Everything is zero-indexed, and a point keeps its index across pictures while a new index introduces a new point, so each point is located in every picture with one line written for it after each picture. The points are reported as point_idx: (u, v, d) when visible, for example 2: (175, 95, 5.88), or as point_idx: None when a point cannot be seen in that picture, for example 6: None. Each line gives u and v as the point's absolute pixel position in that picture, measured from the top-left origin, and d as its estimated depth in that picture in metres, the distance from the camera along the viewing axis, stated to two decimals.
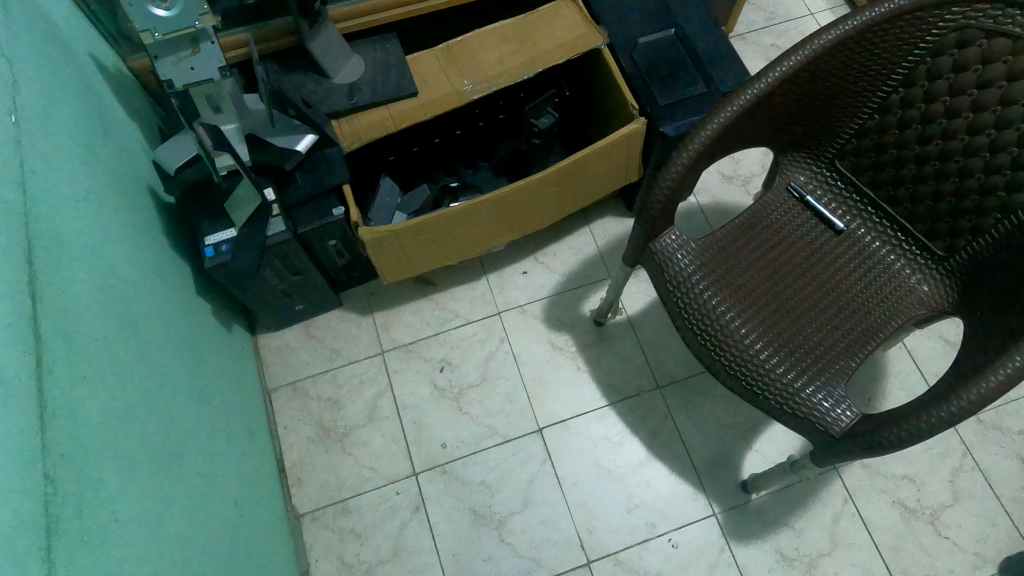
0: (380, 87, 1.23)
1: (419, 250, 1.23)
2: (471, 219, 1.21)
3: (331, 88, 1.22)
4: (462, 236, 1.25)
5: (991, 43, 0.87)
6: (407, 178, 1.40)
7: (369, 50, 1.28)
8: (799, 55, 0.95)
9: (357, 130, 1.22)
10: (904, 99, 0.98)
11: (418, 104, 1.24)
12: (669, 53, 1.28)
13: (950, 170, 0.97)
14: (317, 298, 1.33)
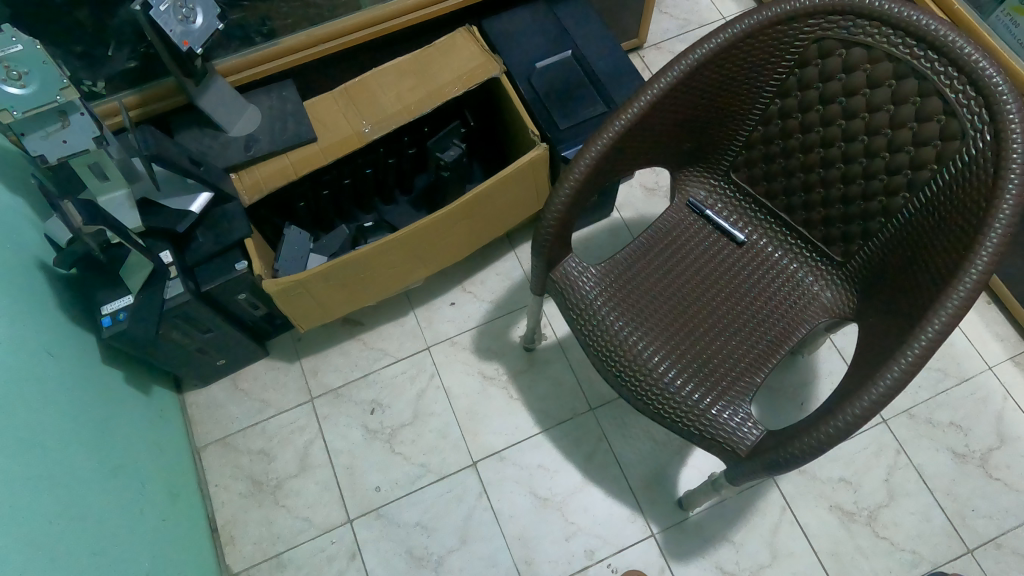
0: (277, 135, 1.24)
1: (331, 296, 1.22)
2: (384, 259, 1.20)
3: (227, 142, 1.23)
4: (375, 277, 1.23)
5: (850, 52, 0.89)
6: (326, 220, 1.40)
7: (266, 99, 1.28)
8: (672, 74, 0.95)
9: (258, 180, 1.23)
10: (781, 109, 0.98)
11: (317, 149, 1.25)
12: (567, 76, 1.29)
13: (834, 177, 0.98)
14: (238, 351, 1.33)
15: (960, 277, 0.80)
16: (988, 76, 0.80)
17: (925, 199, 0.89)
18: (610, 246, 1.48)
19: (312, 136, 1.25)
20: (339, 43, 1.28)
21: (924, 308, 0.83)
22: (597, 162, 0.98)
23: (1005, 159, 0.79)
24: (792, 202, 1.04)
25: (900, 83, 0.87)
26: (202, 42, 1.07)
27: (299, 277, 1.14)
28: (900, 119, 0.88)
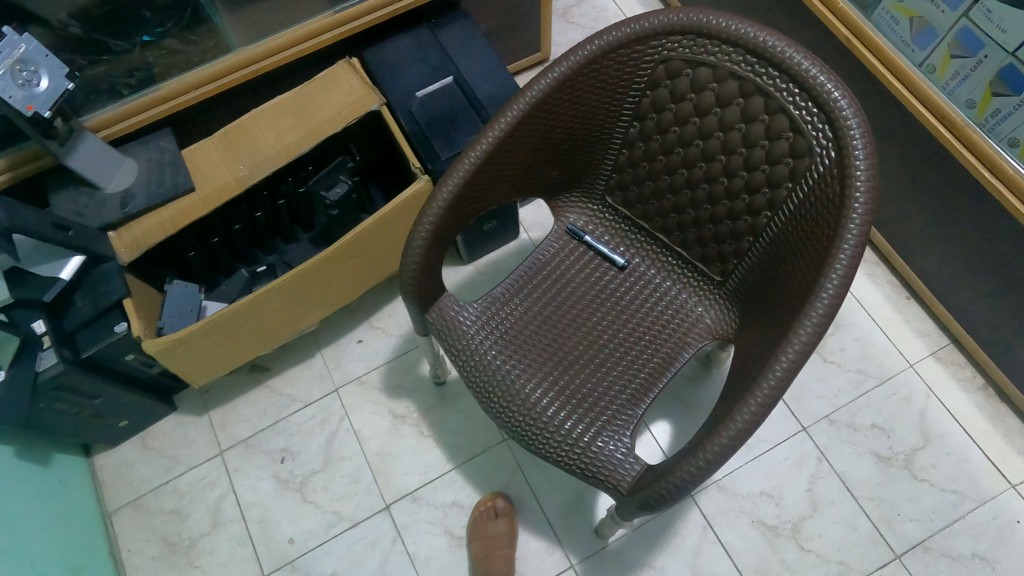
0: (154, 188, 1.21)
1: (217, 348, 1.20)
2: (270, 307, 1.19)
3: (104, 200, 1.19)
4: (261, 325, 1.22)
5: (696, 72, 0.85)
6: (225, 266, 1.39)
7: (143, 151, 1.25)
8: (521, 105, 0.91)
9: (136, 237, 1.20)
10: (641, 132, 0.94)
11: (197, 199, 1.23)
12: (448, 103, 1.27)
13: (701, 197, 0.94)
14: (139, 411, 1.32)
15: (814, 300, 0.77)
16: (827, 92, 0.78)
17: (784, 217, 0.85)
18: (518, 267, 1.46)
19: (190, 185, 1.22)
20: (213, 86, 1.21)
21: (783, 333, 0.80)
22: (454, 198, 0.94)
23: (850, 178, 0.77)
24: (667, 223, 1.01)
25: (747, 99, 0.83)
26: (49, 104, 1.01)
27: (181, 335, 1.12)
28: (751, 138, 0.85)
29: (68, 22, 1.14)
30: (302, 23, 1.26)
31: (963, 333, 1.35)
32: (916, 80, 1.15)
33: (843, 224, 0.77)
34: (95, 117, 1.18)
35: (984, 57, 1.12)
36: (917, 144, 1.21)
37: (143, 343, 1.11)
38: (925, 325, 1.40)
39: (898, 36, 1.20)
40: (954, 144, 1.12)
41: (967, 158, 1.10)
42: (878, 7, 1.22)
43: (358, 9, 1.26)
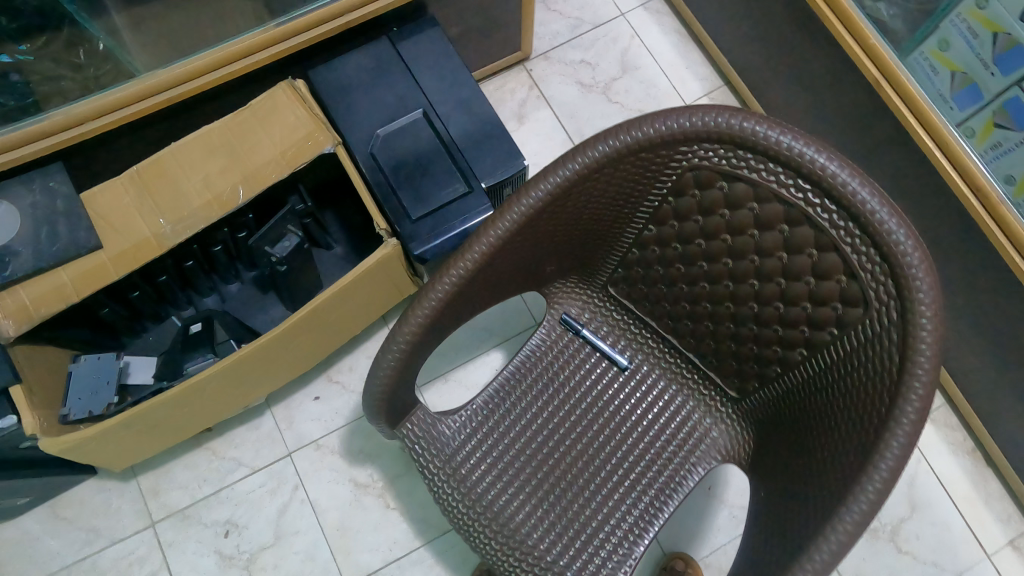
0: (45, 245, 1.01)
1: (143, 434, 1.07)
2: (203, 389, 1.04)
3: None
4: (197, 407, 1.07)
5: (732, 186, 0.71)
6: (149, 313, 1.23)
7: (27, 195, 1.03)
8: (518, 208, 0.76)
9: (26, 304, 1.00)
10: (658, 236, 0.79)
11: (103, 260, 1.03)
12: (416, 143, 1.08)
13: (723, 313, 0.81)
14: (46, 483, 1.18)
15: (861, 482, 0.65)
16: (894, 241, 0.65)
17: (822, 362, 0.74)
18: (499, 323, 1.27)
19: (95, 243, 1.03)
20: (117, 116, 0.99)
21: (818, 506, 0.69)
22: (437, 310, 0.79)
23: (913, 346, 0.65)
24: (680, 327, 0.87)
25: (792, 228, 0.69)
26: None
27: (88, 434, 0.97)
28: (792, 271, 0.72)
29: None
30: (230, 41, 1.04)
31: (960, 396, 1.28)
32: (938, 126, 1.00)
33: (898, 401, 0.65)
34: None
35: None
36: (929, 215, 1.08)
37: (41, 441, 0.95)
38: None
39: (936, 89, 1.05)
40: (986, 222, 0.97)
41: (997, 240, 0.96)
42: (915, 51, 1.08)
43: (299, 24, 1.05)
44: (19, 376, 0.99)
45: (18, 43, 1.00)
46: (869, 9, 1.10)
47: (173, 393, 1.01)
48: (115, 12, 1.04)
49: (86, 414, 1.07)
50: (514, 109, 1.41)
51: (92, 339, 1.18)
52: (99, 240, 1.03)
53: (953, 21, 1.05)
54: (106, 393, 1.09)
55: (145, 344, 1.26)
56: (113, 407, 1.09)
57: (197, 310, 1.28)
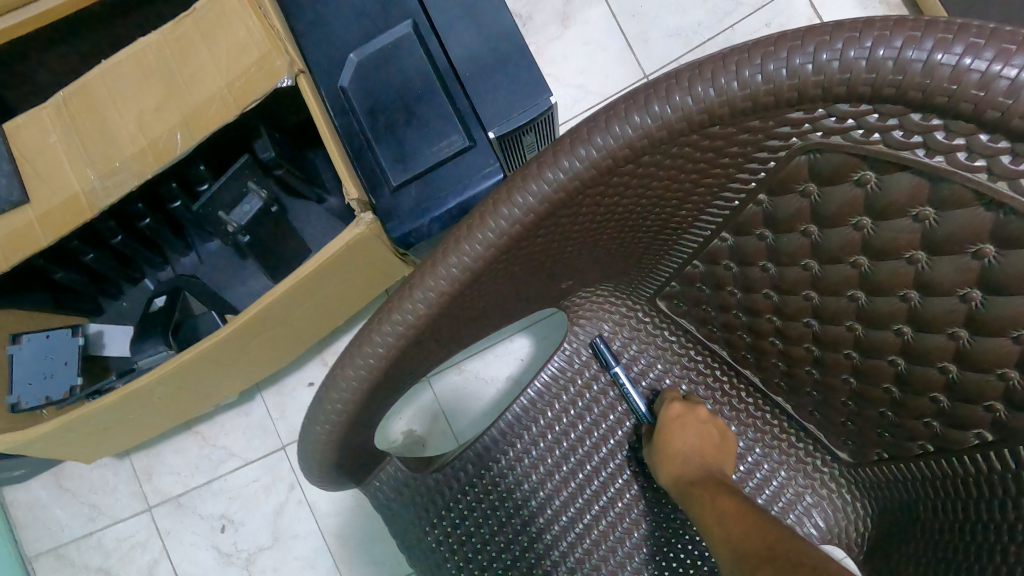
0: None
1: (104, 433, 0.90)
2: (156, 389, 0.84)
3: None
4: (162, 404, 0.89)
5: (881, 181, 0.41)
6: (116, 276, 1.04)
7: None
8: (507, 214, 0.46)
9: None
10: (738, 246, 0.51)
11: (28, 222, 0.84)
12: (399, 74, 0.78)
13: (837, 361, 0.53)
14: (35, 460, 1.07)
15: None
16: None
17: (1011, 467, 0.44)
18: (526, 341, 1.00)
19: (20, 198, 0.84)
20: (48, 7, 0.79)
21: None
22: (389, 363, 0.52)
23: None
24: (763, 365, 0.60)
25: (1002, 254, 0.39)
26: None
27: (37, 434, 0.80)
28: (980, 323, 0.42)
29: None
30: None
31: None
32: None
33: None
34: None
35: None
36: None
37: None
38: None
39: None
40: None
41: None
42: None
43: None
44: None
45: None
46: None
47: (117, 396, 0.81)
48: None
49: (42, 401, 0.91)
50: (557, 8, 1.05)
51: (54, 308, 0.99)
52: (25, 193, 0.84)
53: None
54: (67, 376, 0.92)
55: (121, 311, 1.09)
56: (73, 393, 0.92)
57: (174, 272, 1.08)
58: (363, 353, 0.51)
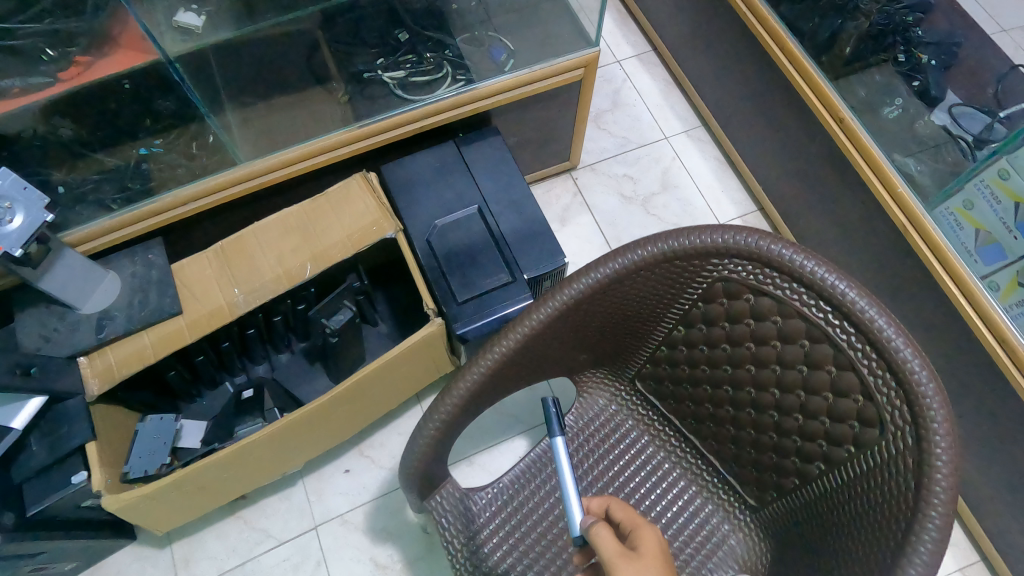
0: (136, 312, 1.02)
1: (188, 498, 1.05)
2: (255, 452, 1.04)
3: (75, 325, 1.00)
4: (243, 471, 1.08)
5: (758, 300, 0.75)
6: (207, 378, 1.25)
7: (128, 264, 1.06)
8: (555, 300, 0.81)
9: (111, 366, 1.01)
10: (686, 336, 0.84)
11: (181, 326, 1.04)
12: (468, 235, 1.17)
13: (744, 419, 0.83)
14: (91, 550, 1.15)
15: None
16: (906, 366, 0.66)
17: (834, 481, 0.73)
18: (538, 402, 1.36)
19: (177, 309, 1.04)
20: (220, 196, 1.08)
21: None
22: (473, 391, 0.84)
23: (926, 473, 0.64)
24: (700, 429, 0.90)
25: (812, 343, 0.72)
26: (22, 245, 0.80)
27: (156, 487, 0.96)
28: (811, 382, 0.73)
29: (60, 123, 1.01)
30: (319, 135, 1.13)
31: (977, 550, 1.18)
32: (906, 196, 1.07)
33: (913, 529, 0.63)
34: (80, 231, 1.00)
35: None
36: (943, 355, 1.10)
37: (102, 498, 0.95)
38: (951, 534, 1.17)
39: (959, 241, 1.03)
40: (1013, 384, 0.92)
41: (1001, 357, 0.94)
42: (941, 205, 1.06)
43: (381, 125, 1.14)
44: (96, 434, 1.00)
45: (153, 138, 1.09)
46: (898, 162, 1.13)
47: (226, 455, 1.00)
48: (229, 112, 1.14)
49: (142, 473, 1.06)
50: (559, 213, 1.52)
51: (156, 402, 1.19)
52: (181, 306, 1.04)
53: (1005, 151, 1.03)
54: (164, 453, 1.09)
55: (197, 409, 1.27)
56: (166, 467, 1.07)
57: (247, 376, 1.31)
58: (461, 383, 0.84)
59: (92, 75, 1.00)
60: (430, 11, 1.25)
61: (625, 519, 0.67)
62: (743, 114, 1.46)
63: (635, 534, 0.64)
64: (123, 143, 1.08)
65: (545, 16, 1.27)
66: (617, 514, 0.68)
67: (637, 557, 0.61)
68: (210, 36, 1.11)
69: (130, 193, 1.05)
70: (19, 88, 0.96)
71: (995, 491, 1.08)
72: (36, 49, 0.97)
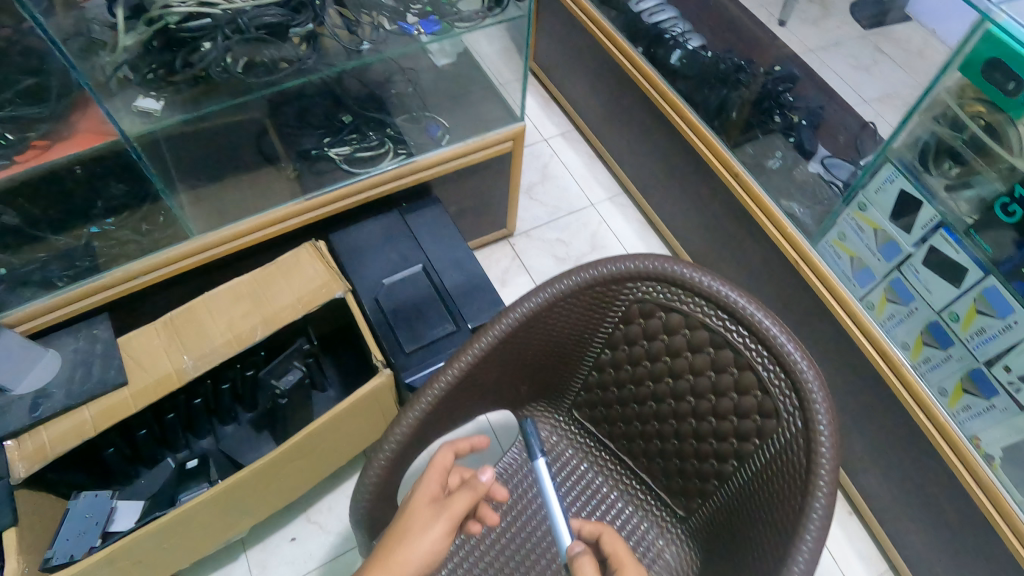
0: (77, 384, 1.04)
1: (124, 573, 1.03)
2: (197, 515, 1.03)
3: (9, 403, 1.00)
4: (185, 538, 1.06)
5: (668, 317, 0.87)
6: (149, 457, 1.22)
7: (70, 340, 1.09)
8: (492, 332, 0.89)
9: (44, 444, 0.99)
10: (612, 359, 0.94)
11: (124, 397, 1.05)
12: (414, 291, 1.27)
13: (668, 430, 0.91)
14: None
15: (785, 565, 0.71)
16: (792, 360, 0.78)
17: (749, 474, 0.82)
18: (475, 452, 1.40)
19: (122, 378, 1.05)
20: (170, 270, 1.16)
21: None
22: (419, 421, 0.88)
23: (815, 450, 0.74)
24: (632, 447, 0.98)
25: (717, 351, 0.83)
26: None
27: (91, 560, 0.94)
28: (719, 386, 0.84)
29: (5, 212, 1.03)
30: (269, 208, 1.23)
31: (900, 559, 1.27)
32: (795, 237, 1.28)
33: (812, 498, 0.73)
34: (24, 309, 1.05)
35: (925, 237, 1.09)
36: (848, 377, 1.23)
37: None
38: (852, 523, 1.34)
39: (840, 270, 1.23)
40: (896, 386, 1.12)
41: (897, 389, 1.12)
42: (823, 240, 1.27)
43: (328, 197, 1.25)
44: (17, 520, 0.96)
45: (106, 217, 1.15)
46: (784, 207, 1.33)
47: (168, 519, 1.00)
48: (182, 192, 1.22)
49: (67, 558, 1.02)
50: (498, 276, 1.64)
51: (88, 483, 1.16)
52: (126, 376, 1.06)
53: (860, 187, 1.20)
54: (93, 534, 1.07)
55: (133, 489, 1.23)
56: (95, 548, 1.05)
57: (191, 451, 1.30)
58: (407, 415, 0.88)
59: (52, 157, 1.02)
60: (370, 94, 1.37)
61: (614, 555, 0.74)
62: (656, 179, 1.65)
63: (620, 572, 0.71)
64: (71, 224, 1.12)
65: (476, 97, 1.45)
66: (610, 549, 0.75)
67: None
68: (167, 118, 1.14)
69: (78, 269, 1.11)
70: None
71: (908, 495, 1.18)
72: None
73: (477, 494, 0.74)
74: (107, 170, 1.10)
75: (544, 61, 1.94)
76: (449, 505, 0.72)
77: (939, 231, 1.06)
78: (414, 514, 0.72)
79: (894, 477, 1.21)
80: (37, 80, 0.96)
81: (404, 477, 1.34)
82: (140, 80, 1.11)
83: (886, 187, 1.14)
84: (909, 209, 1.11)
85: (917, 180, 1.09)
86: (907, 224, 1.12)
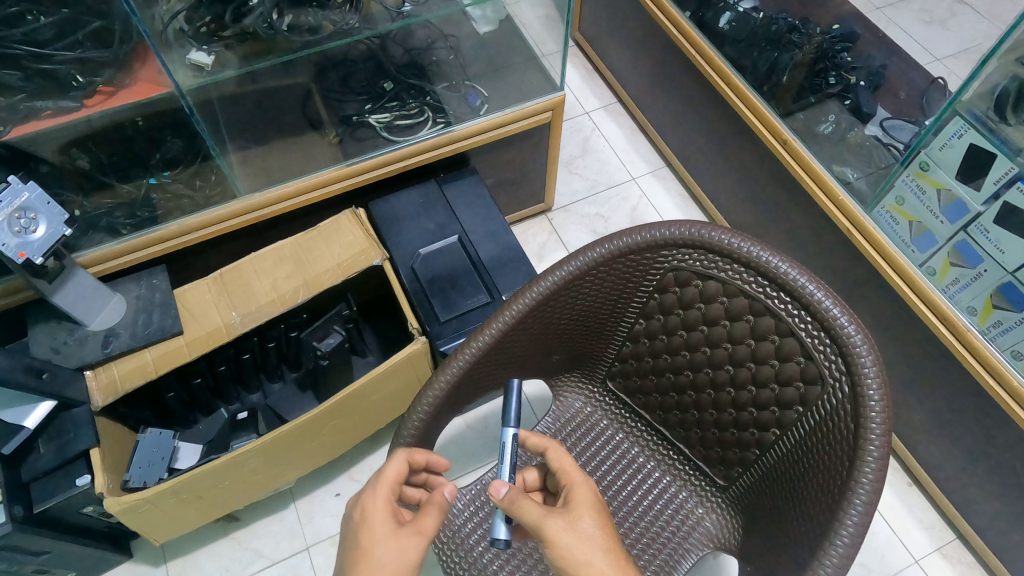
0: (140, 329, 1.07)
1: (183, 509, 1.07)
2: (249, 461, 1.05)
3: (83, 338, 1.05)
4: (234, 484, 1.09)
5: (705, 285, 0.84)
6: (204, 403, 1.26)
7: (133, 287, 1.13)
8: (525, 300, 0.87)
9: (115, 379, 1.05)
10: (647, 329, 0.92)
11: (182, 344, 1.08)
12: (451, 263, 1.26)
13: (705, 400, 0.89)
14: (88, 562, 1.16)
15: (834, 532, 0.69)
16: (839, 326, 0.75)
17: (793, 440, 0.80)
18: None
19: (178, 328, 1.08)
20: (220, 227, 1.18)
21: (808, 553, 0.71)
22: (452, 387, 0.87)
23: (863, 414, 0.72)
24: (668, 418, 0.96)
25: (758, 319, 0.81)
26: (45, 253, 0.89)
27: (157, 491, 0.98)
28: (761, 354, 0.81)
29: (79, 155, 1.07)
30: (311, 173, 1.24)
31: (968, 528, 1.23)
32: (847, 204, 1.23)
33: (859, 462, 0.71)
34: (92, 253, 1.09)
35: (997, 194, 1.02)
36: (908, 343, 1.19)
37: (104, 500, 0.97)
38: (912, 494, 1.30)
39: (898, 236, 1.18)
40: (961, 351, 1.08)
41: (971, 365, 1.06)
42: (878, 205, 1.21)
43: (368, 164, 1.25)
44: (99, 441, 1.03)
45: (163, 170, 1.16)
46: (836, 172, 1.29)
47: (221, 464, 1.03)
48: (232, 151, 1.23)
49: (139, 484, 1.07)
50: (537, 250, 1.62)
51: (154, 423, 1.22)
52: (182, 326, 1.09)
53: (922, 145, 1.13)
54: (162, 467, 1.10)
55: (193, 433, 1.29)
56: (164, 479, 1.09)
57: (242, 405, 1.32)
58: (440, 378, 0.87)
59: (113, 104, 1.02)
60: (412, 62, 1.36)
61: (560, 470, 0.73)
62: (701, 151, 1.62)
63: (567, 489, 0.71)
64: (132, 174, 1.14)
65: (518, 66, 1.42)
66: (553, 463, 0.74)
67: (565, 512, 0.68)
68: (219, 73, 1.14)
69: (139, 219, 1.14)
70: (51, 109, 0.99)
71: (979, 464, 1.14)
72: (66, 75, 0.98)
73: (441, 508, 0.72)
74: (165, 122, 1.12)
75: (590, 31, 1.91)
76: (413, 525, 0.70)
77: (1014, 184, 0.99)
78: (376, 540, 0.69)
79: (959, 444, 1.17)
80: (103, 23, 0.98)
81: (439, 445, 1.35)
82: (193, 33, 1.12)
83: (953, 143, 1.07)
84: (980, 165, 1.04)
85: (992, 131, 1.03)
86: (977, 182, 1.05)
